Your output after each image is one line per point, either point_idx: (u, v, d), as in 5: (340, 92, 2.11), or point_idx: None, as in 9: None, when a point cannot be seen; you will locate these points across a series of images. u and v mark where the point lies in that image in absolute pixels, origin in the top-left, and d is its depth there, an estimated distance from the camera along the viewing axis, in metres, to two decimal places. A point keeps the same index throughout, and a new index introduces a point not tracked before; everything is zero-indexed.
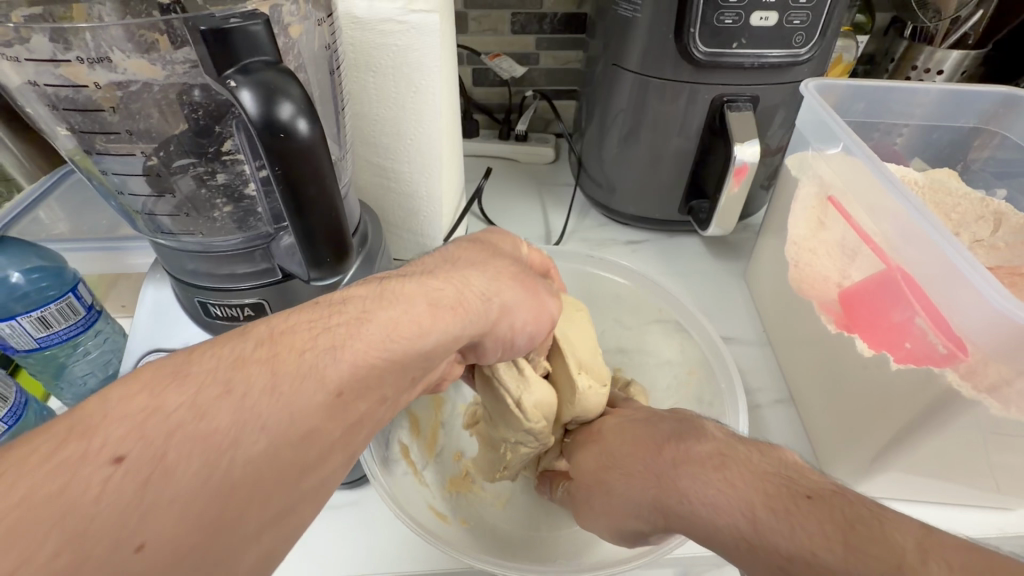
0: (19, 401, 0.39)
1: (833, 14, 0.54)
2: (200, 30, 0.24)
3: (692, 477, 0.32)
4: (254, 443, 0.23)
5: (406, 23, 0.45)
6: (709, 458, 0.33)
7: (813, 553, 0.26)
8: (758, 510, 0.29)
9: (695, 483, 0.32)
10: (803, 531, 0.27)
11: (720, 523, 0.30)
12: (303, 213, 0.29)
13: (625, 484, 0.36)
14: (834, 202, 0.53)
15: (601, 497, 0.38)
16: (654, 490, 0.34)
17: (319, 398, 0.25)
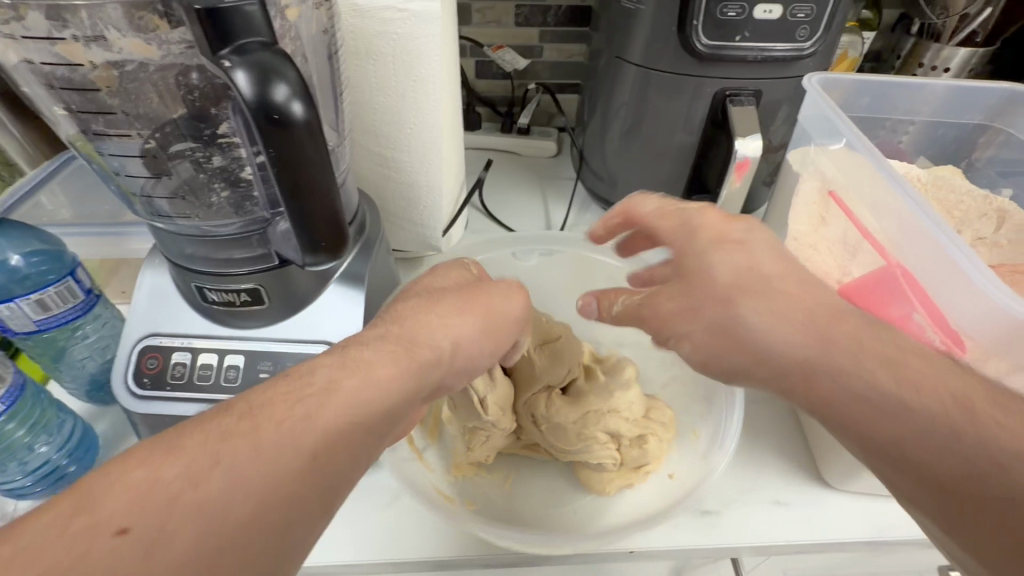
0: (17, 383, 0.39)
1: (838, 9, 0.53)
2: (194, 9, 0.23)
3: (881, 367, 0.27)
4: (197, 537, 0.21)
5: (406, 11, 0.44)
6: (891, 351, 0.28)
7: (1022, 460, 0.24)
8: (946, 410, 0.26)
9: (886, 369, 0.27)
10: (1022, 442, 0.24)
11: (891, 406, 0.27)
12: (297, 196, 0.29)
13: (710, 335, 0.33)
14: (836, 196, 0.53)
15: (685, 313, 0.34)
16: (812, 357, 0.29)
17: (277, 503, 0.23)
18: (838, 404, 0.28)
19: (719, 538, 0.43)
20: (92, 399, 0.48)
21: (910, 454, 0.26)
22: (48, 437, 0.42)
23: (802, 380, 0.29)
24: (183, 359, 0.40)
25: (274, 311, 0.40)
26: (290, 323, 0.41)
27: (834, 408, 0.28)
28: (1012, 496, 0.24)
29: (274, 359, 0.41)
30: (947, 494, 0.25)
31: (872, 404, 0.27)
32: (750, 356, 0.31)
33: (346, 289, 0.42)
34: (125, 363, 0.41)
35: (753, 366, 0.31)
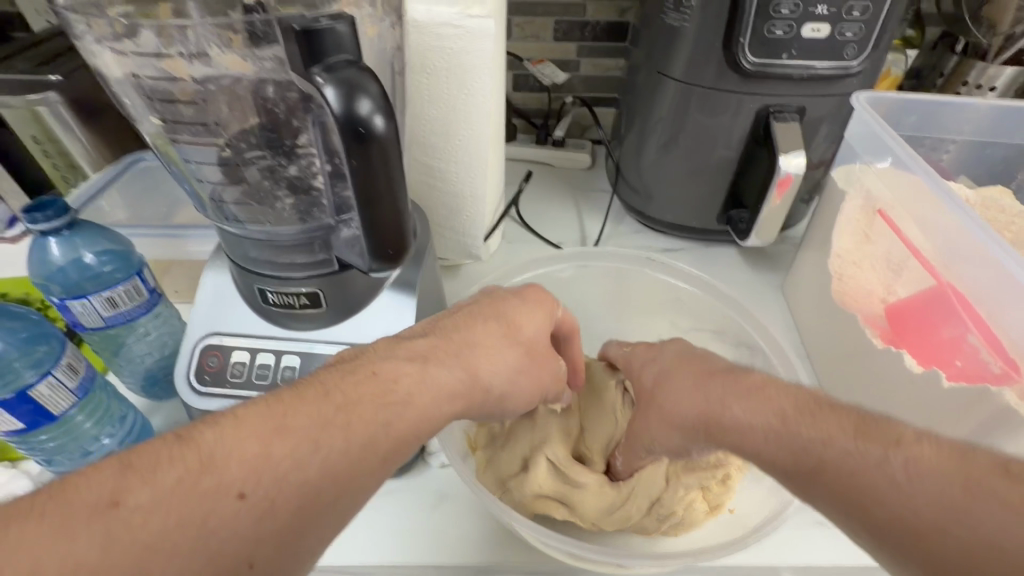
0: (88, 376, 0.41)
1: (886, 28, 0.53)
2: (292, 29, 0.25)
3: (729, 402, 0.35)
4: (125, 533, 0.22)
5: (463, 27, 0.46)
6: (752, 385, 0.35)
7: (832, 437, 0.29)
8: (790, 425, 0.31)
9: (741, 402, 0.34)
10: (824, 428, 0.30)
11: (764, 425, 0.33)
12: (371, 205, 0.30)
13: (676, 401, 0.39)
14: (884, 214, 0.53)
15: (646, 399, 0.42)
16: (703, 408, 0.37)
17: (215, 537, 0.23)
18: (738, 443, 0.34)
19: (762, 556, 0.43)
20: (148, 394, 0.50)
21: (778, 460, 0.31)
22: (111, 429, 0.44)
23: (703, 425, 0.37)
24: (243, 358, 0.42)
25: (330, 315, 0.41)
26: (345, 326, 0.42)
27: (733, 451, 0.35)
28: (842, 474, 0.28)
29: (330, 361, 0.42)
30: (812, 482, 0.29)
31: (745, 429, 0.33)
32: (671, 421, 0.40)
33: (398, 295, 0.43)
34: (188, 361, 0.42)
35: (678, 432, 0.39)
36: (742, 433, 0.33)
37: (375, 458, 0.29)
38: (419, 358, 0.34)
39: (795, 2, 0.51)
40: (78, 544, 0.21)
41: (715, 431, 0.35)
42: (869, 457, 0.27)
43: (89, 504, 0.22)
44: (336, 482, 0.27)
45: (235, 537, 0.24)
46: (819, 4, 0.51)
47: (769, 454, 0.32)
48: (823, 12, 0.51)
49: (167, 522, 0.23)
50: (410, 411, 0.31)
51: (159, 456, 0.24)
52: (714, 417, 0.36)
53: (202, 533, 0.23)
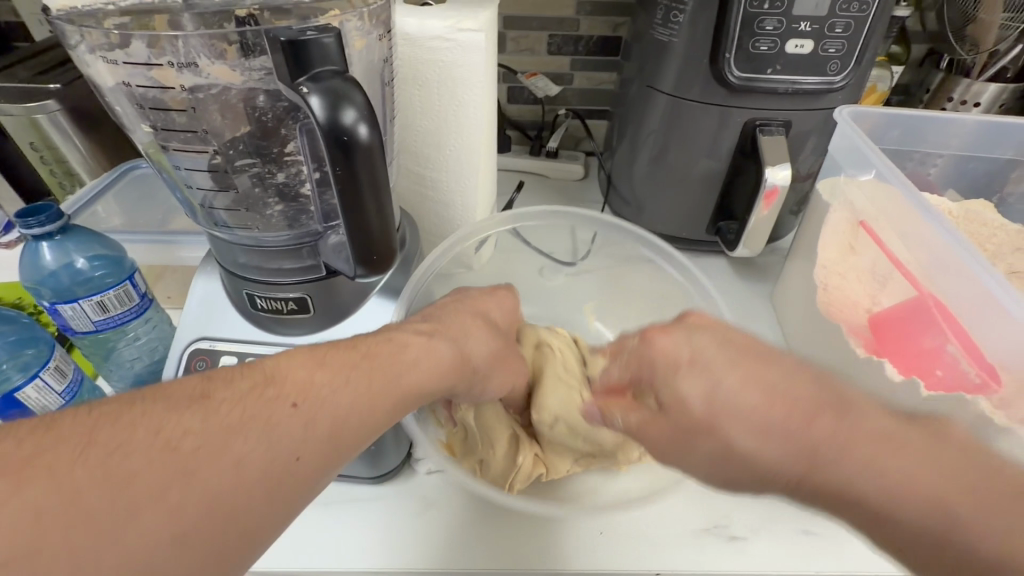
0: (76, 379, 0.41)
1: (868, 45, 0.55)
2: (279, 41, 0.26)
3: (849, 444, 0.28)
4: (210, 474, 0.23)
5: (453, 40, 0.47)
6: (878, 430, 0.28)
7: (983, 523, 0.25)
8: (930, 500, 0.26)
9: (866, 447, 0.28)
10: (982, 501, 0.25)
11: (888, 478, 0.27)
12: (356, 213, 0.31)
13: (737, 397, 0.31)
14: (867, 226, 0.53)
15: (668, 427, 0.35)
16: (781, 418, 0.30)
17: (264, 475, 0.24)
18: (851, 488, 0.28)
19: (747, 564, 0.43)
20: None
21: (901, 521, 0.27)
22: None
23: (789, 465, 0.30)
24: (231, 363, 0.42)
25: (318, 320, 0.42)
26: (331, 333, 0.43)
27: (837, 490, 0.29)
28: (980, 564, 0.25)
29: None
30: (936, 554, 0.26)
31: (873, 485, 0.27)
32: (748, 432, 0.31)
33: (386, 302, 0.44)
34: (176, 365, 0.43)
35: (749, 468, 0.32)
36: (857, 477, 0.28)
37: (386, 406, 0.30)
38: (425, 334, 0.36)
39: (779, 19, 0.52)
40: (182, 420, 0.24)
41: (819, 471, 0.28)
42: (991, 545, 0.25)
43: (178, 396, 0.25)
44: (355, 423, 0.28)
45: (286, 441, 0.25)
46: (803, 21, 0.52)
47: (897, 518, 0.27)
48: (806, 29, 0.53)
49: (233, 416, 0.25)
50: (415, 369, 0.32)
51: (229, 375, 0.27)
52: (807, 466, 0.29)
53: (263, 429, 0.25)
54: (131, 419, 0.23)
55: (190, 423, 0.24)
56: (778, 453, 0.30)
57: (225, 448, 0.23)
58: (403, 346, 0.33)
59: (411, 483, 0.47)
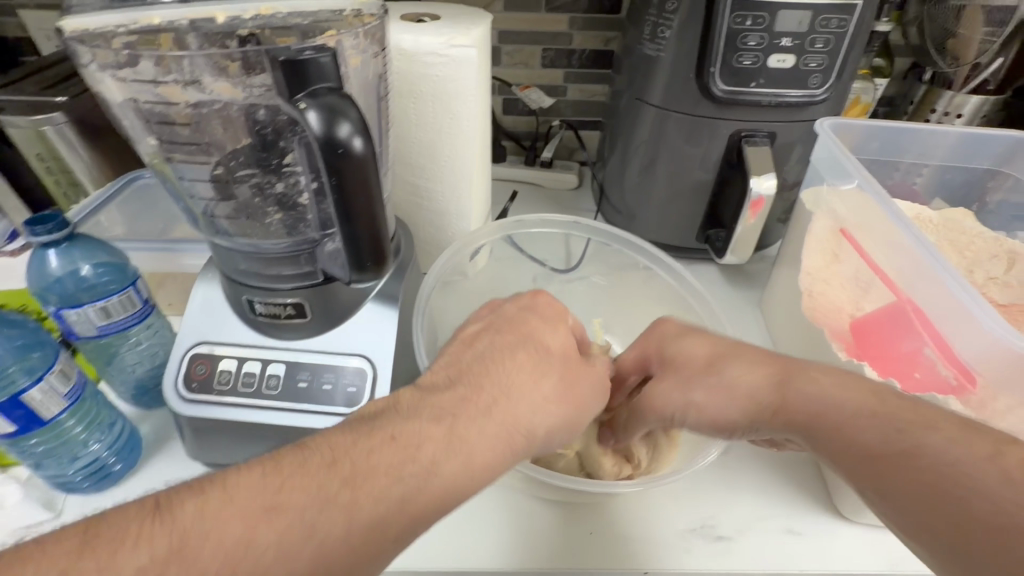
0: (79, 382, 0.42)
1: (848, 59, 0.57)
2: (278, 60, 0.28)
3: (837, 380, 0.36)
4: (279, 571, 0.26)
5: (447, 56, 0.49)
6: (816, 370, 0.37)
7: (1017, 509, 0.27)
8: (868, 414, 0.33)
9: (826, 377, 0.36)
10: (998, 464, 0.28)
11: (829, 406, 0.35)
12: (351, 221, 0.32)
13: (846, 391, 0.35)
14: (847, 234, 0.56)
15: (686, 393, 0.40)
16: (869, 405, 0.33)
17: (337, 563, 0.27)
18: (820, 412, 0.35)
19: (733, 563, 0.43)
20: (137, 403, 0.51)
21: (863, 437, 0.33)
22: (100, 435, 0.45)
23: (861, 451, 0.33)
24: (229, 367, 0.44)
25: (314, 325, 0.43)
26: (327, 337, 0.44)
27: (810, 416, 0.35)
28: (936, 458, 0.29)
29: (312, 370, 0.44)
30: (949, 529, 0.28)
31: (821, 407, 0.35)
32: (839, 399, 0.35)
33: (381, 307, 0.45)
34: (176, 368, 0.44)
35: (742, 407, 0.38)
36: (829, 408, 0.35)
37: (473, 470, 0.31)
38: (512, 350, 0.37)
39: (761, 35, 0.54)
40: (216, 529, 0.25)
41: (789, 407, 0.36)
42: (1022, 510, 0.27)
43: (226, 498, 0.26)
44: (449, 491, 0.30)
45: (336, 514, 0.27)
46: (784, 37, 0.54)
47: (864, 438, 0.33)
48: (787, 44, 0.55)
49: (287, 535, 0.26)
50: (520, 403, 0.34)
51: (297, 460, 0.29)
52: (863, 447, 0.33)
53: (302, 513, 0.27)
54: (199, 528, 0.25)
55: (205, 514, 0.26)
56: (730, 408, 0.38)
57: (262, 536, 0.26)
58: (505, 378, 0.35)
59: None
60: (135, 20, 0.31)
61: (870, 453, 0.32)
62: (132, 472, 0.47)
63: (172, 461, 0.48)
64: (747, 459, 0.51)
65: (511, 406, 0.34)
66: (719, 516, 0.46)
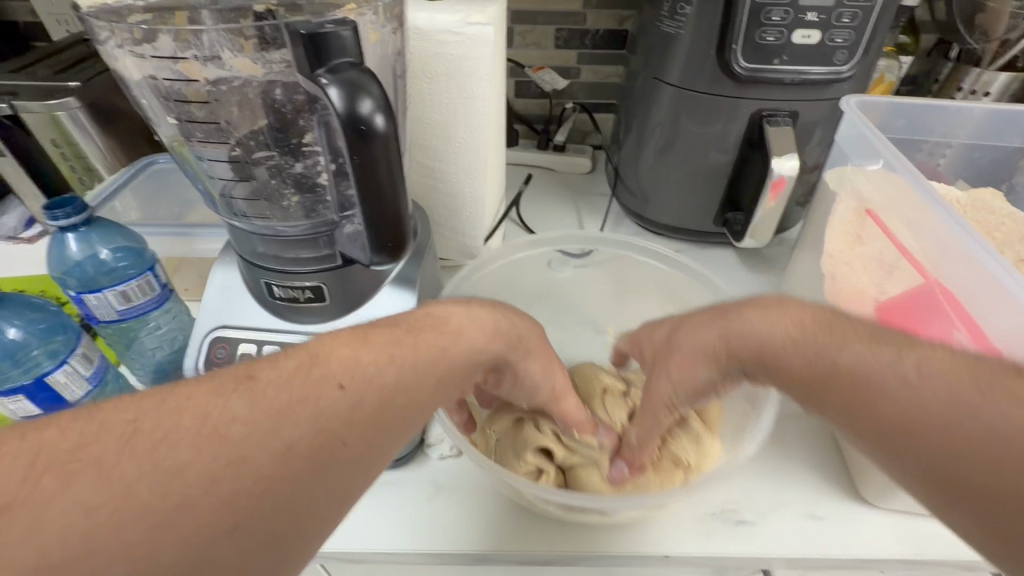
0: (102, 366, 0.42)
1: (875, 34, 0.55)
2: (299, 34, 0.27)
3: (763, 315, 0.35)
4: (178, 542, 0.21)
5: (463, 34, 0.48)
6: (771, 301, 0.36)
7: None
8: (832, 337, 0.32)
9: (767, 314, 0.35)
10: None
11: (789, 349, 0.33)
12: (372, 201, 0.32)
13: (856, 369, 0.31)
14: (872, 214, 0.54)
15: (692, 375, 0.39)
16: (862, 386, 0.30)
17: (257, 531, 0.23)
18: (767, 344, 0.34)
19: (754, 546, 0.43)
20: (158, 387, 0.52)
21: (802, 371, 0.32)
22: None
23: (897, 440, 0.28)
24: (249, 351, 0.44)
25: (333, 308, 0.43)
26: (346, 320, 0.44)
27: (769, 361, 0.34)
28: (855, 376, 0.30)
29: None
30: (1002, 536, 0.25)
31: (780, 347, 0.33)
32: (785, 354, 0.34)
33: (400, 291, 0.45)
34: (197, 352, 0.44)
35: (708, 371, 0.38)
36: (769, 343, 0.34)
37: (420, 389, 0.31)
38: (463, 304, 0.38)
39: (786, 9, 0.53)
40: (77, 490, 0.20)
41: (737, 346, 0.36)
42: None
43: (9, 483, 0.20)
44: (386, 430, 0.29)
45: (334, 422, 0.26)
46: (810, 11, 0.53)
47: (801, 370, 0.32)
48: (813, 19, 0.53)
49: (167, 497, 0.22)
50: (456, 348, 0.34)
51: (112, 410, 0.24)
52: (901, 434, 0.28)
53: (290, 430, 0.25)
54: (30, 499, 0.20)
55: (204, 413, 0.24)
56: (701, 370, 0.38)
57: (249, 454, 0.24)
58: (443, 321, 0.35)
59: (425, 469, 0.48)
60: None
61: (830, 369, 0.31)
62: None
63: None
64: (768, 444, 0.50)
65: (452, 354, 0.33)
66: (739, 499, 0.46)
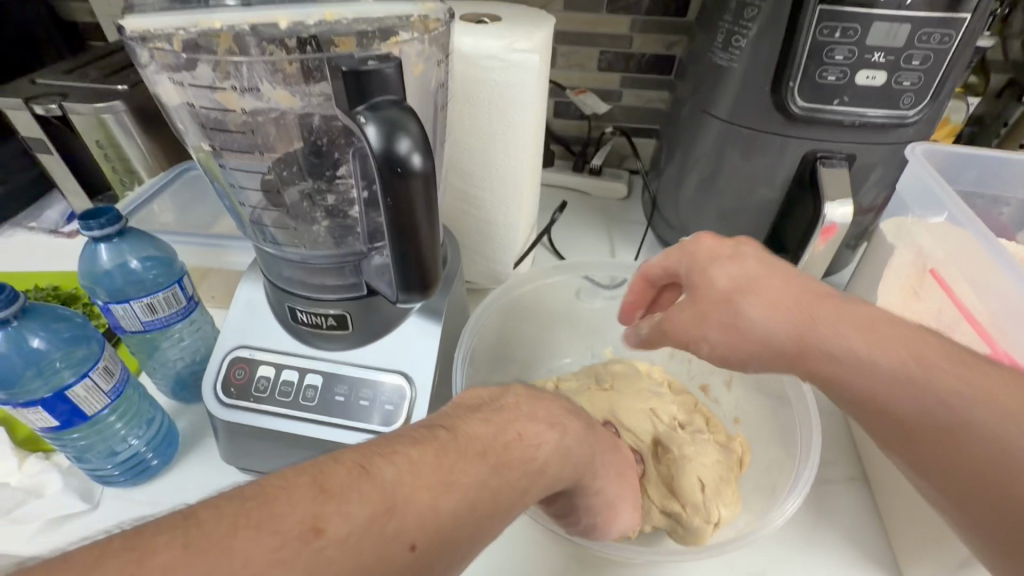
0: (122, 378, 0.42)
1: (947, 79, 0.51)
2: (341, 70, 0.26)
3: (867, 344, 0.31)
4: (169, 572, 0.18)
5: (506, 61, 0.47)
6: (872, 313, 0.32)
7: (787, 342, 0.33)
8: (733, 357, 0.36)
9: (859, 334, 0.31)
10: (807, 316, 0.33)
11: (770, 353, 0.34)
12: (404, 243, 0.30)
13: (695, 322, 0.38)
14: (935, 274, 0.50)
15: (699, 328, 0.38)
16: (724, 322, 0.36)
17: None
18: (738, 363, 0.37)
19: None
20: (177, 398, 0.51)
21: (848, 387, 0.31)
22: (139, 430, 0.45)
23: (804, 361, 0.33)
24: (268, 373, 0.43)
25: (356, 337, 0.42)
26: (369, 351, 0.43)
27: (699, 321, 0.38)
28: (922, 395, 0.28)
29: (350, 384, 0.42)
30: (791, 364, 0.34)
31: (769, 348, 0.34)
32: (747, 339, 0.35)
33: (423, 322, 0.44)
34: (216, 371, 0.43)
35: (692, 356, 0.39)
36: (776, 331, 0.34)
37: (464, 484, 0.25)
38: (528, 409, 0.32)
39: (851, 48, 0.50)
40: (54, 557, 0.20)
41: (736, 343, 0.36)
42: (801, 335, 0.33)
43: None
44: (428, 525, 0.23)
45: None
46: (876, 52, 0.50)
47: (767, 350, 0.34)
48: (880, 60, 0.50)
49: None
50: (542, 479, 0.29)
51: None
52: (753, 335, 0.35)
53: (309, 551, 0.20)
54: None
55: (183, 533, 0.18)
56: (746, 350, 0.35)
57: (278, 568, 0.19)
58: (534, 453, 0.29)
59: None
60: (197, 24, 0.31)
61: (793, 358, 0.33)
62: (167, 468, 0.47)
63: (206, 457, 0.48)
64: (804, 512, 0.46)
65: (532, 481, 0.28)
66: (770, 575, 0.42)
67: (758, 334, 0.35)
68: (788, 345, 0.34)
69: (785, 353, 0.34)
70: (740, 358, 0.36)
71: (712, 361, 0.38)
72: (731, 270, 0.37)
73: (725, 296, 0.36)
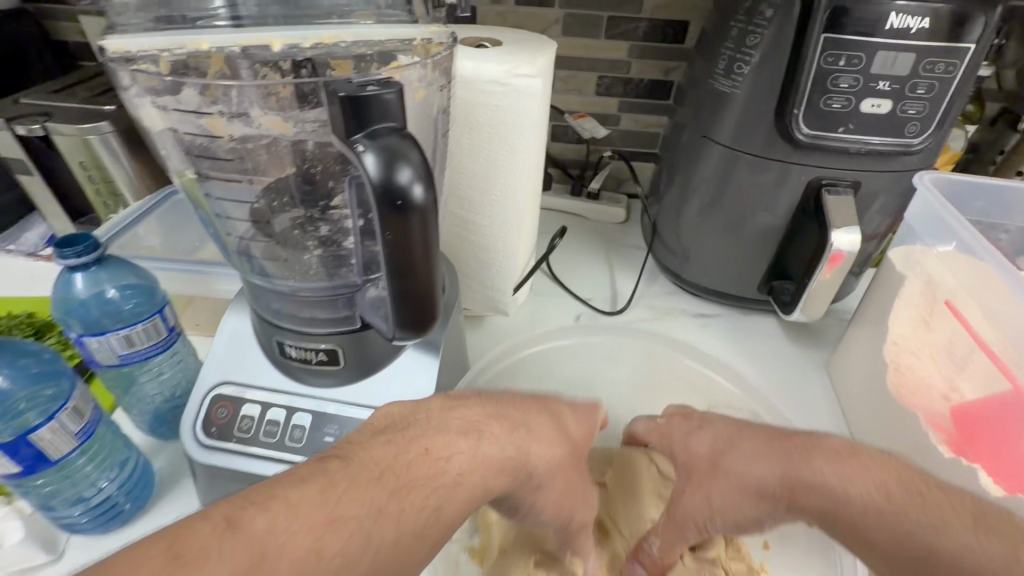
0: (93, 419, 0.39)
1: (951, 108, 0.51)
2: (337, 95, 0.24)
3: (904, 506, 0.35)
4: None
5: (509, 85, 0.45)
6: (838, 449, 0.39)
7: (841, 500, 0.37)
8: (757, 504, 0.41)
9: (830, 465, 0.38)
10: (864, 480, 0.37)
11: (802, 506, 0.39)
12: (403, 278, 0.28)
13: (749, 461, 0.41)
14: (950, 305, 0.48)
15: (707, 497, 0.42)
16: (779, 474, 0.39)
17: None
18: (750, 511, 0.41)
19: None
20: (155, 434, 0.48)
21: (869, 535, 0.36)
22: (111, 473, 0.42)
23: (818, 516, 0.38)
24: (252, 413, 0.40)
25: (348, 372, 0.40)
26: (361, 388, 0.40)
27: (701, 490, 0.43)
28: (952, 556, 0.32)
29: (341, 424, 0.40)
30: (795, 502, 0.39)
31: (819, 497, 0.38)
32: (745, 493, 0.41)
33: (420, 356, 0.41)
34: (196, 409, 0.40)
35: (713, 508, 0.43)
36: (841, 497, 0.37)
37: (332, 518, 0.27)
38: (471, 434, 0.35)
39: (856, 77, 0.49)
40: None
41: (801, 493, 0.38)
42: (850, 493, 0.37)
43: None
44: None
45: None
46: (881, 80, 0.49)
47: (808, 501, 0.38)
48: (885, 88, 0.49)
49: None
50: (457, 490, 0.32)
51: None
52: (802, 486, 0.38)
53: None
54: None
55: None
56: (749, 507, 0.41)
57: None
58: (444, 466, 0.32)
59: None
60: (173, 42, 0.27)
61: (816, 505, 0.38)
62: (140, 512, 0.44)
63: (183, 500, 0.45)
64: None
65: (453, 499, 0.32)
66: None
67: (806, 484, 0.38)
68: (800, 493, 0.39)
69: (816, 505, 0.38)
70: (746, 512, 0.41)
71: (725, 525, 0.43)
72: (707, 435, 0.44)
73: (799, 463, 0.39)
